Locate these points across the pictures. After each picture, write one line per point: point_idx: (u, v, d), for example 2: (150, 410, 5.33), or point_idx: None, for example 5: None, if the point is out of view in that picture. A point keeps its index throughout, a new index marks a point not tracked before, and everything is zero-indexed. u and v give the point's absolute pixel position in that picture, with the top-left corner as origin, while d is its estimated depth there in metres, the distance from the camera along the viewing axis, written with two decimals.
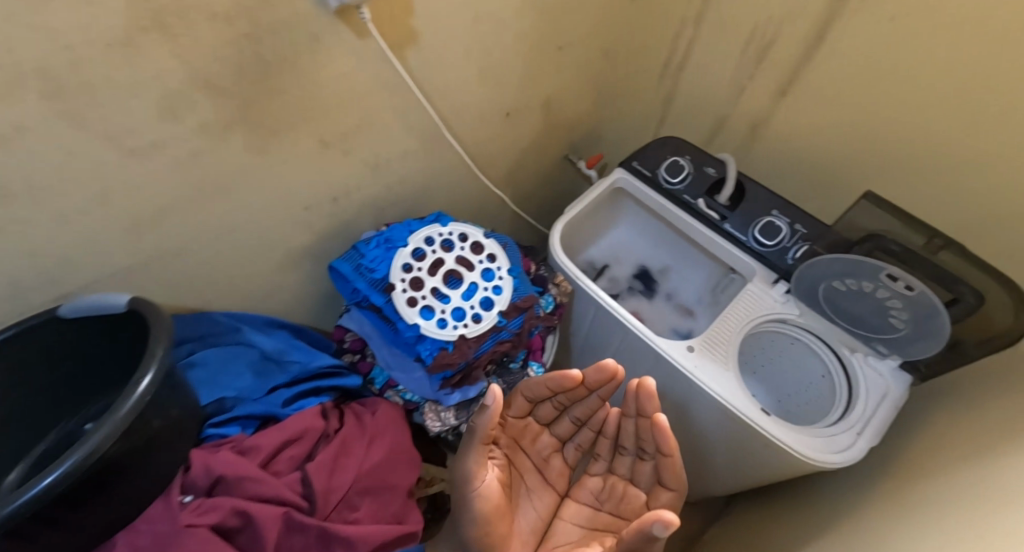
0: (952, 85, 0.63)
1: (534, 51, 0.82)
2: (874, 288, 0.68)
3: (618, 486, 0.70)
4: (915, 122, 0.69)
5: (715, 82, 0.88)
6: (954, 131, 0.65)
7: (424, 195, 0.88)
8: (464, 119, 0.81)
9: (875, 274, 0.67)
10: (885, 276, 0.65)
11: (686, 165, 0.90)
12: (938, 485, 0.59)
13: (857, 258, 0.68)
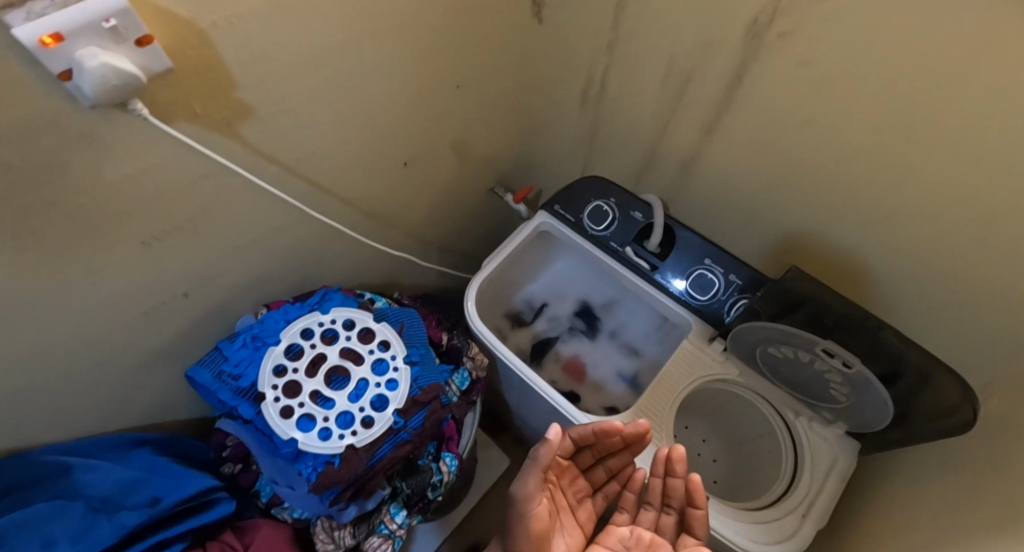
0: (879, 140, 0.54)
1: (415, 94, 0.69)
2: (812, 359, 0.60)
3: (648, 534, 0.60)
4: (847, 172, 0.60)
5: (638, 116, 0.78)
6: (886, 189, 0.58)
7: (315, 265, 0.76)
8: (346, 178, 0.69)
9: (812, 346, 0.59)
10: (821, 350, 0.57)
11: (612, 209, 0.82)
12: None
13: (791, 328, 0.60)
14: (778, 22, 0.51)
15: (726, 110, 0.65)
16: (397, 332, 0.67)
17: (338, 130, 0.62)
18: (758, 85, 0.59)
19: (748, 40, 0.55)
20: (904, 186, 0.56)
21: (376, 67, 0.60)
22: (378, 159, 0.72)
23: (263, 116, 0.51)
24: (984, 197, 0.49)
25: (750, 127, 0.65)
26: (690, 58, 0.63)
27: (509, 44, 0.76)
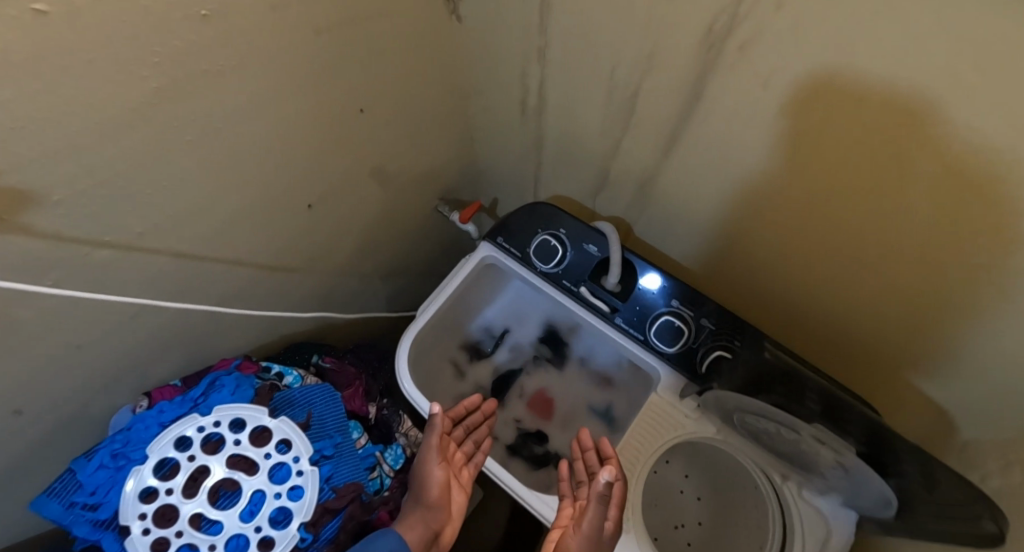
0: (875, 172, 0.43)
1: (305, 130, 0.56)
2: (802, 443, 0.50)
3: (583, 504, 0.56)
4: (833, 208, 0.48)
5: (585, 132, 0.65)
6: (883, 220, 0.47)
7: (210, 333, 0.65)
8: (231, 238, 0.57)
9: (802, 430, 0.48)
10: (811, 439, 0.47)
11: (562, 242, 0.69)
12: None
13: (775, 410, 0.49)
14: (738, 33, 0.39)
15: (684, 133, 0.53)
16: (300, 425, 0.58)
17: (202, 190, 0.50)
18: (720, 106, 0.46)
19: (703, 54, 0.42)
20: (906, 226, 0.45)
21: (237, 111, 0.47)
22: (272, 209, 0.60)
23: (72, 202, 0.39)
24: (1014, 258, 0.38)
25: (714, 153, 0.53)
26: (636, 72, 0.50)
27: (422, 54, 0.63)
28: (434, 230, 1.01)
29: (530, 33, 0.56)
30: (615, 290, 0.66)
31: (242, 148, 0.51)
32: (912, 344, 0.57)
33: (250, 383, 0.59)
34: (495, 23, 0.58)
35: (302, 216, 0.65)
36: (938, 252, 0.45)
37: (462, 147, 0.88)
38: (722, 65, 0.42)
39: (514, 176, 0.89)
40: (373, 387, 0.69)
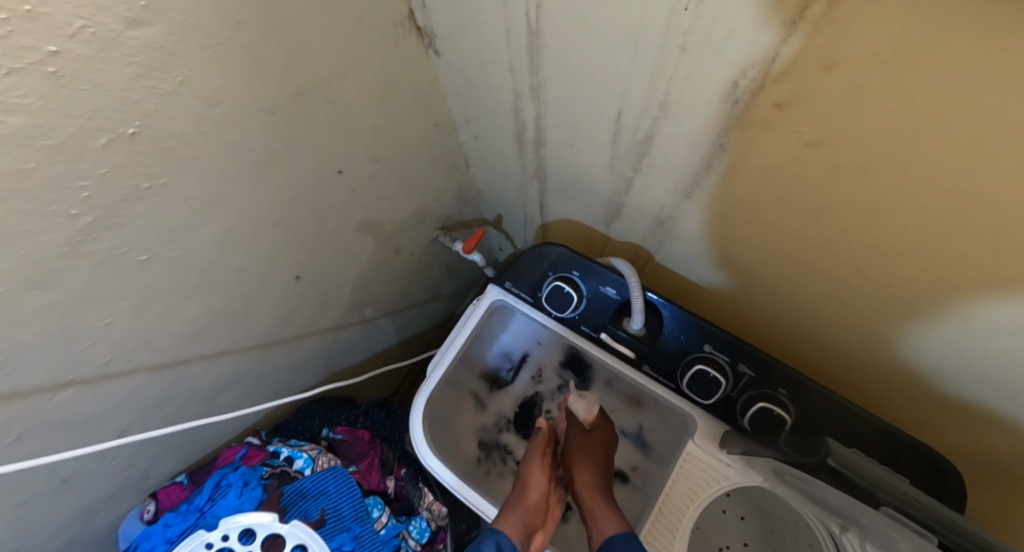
0: (939, 239, 0.35)
1: (278, 210, 0.50)
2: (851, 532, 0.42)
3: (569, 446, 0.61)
4: (881, 262, 0.41)
5: (587, 169, 0.58)
6: (947, 286, 0.38)
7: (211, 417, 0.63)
8: (211, 334, 0.52)
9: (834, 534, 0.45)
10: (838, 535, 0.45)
11: (575, 285, 0.63)
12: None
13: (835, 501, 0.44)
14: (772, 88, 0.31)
15: (706, 181, 0.45)
16: (314, 524, 0.54)
17: (167, 303, 0.44)
18: (750, 157, 0.39)
19: (728, 104, 0.35)
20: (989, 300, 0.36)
21: (190, 213, 0.41)
22: (256, 292, 0.55)
23: (7, 361, 0.34)
24: None
25: (739, 200, 0.45)
26: (645, 118, 0.42)
27: (399, 101, 0.56)
28: (436, 258, 0.96)
29: (517, 71, 0.48)
30: (638, 333, 0.60)
31: (208, 248, 0.45)
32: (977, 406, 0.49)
33: (256, 478, 0.56)
34: (476, 60, 0.51)
35: (289, 289, 0.60)
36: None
37: (456, 175, 0.81)
38: (750, 118, 0.35)
39: (515, 200, 0.83)
40: (390, 457, 0.65)
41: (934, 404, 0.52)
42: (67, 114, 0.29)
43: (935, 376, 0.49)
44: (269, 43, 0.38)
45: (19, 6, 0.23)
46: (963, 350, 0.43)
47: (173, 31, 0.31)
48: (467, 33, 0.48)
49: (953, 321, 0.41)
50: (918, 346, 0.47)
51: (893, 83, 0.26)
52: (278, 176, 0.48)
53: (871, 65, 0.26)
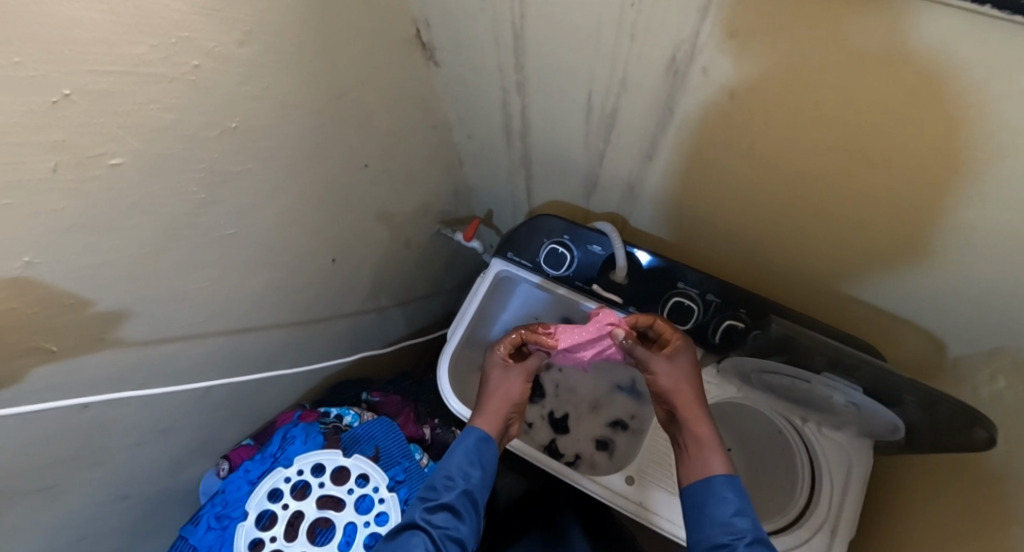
0: (836, 153, 0.47)
1: (321, 196, 0.61)
2: (816, 397, 0.60)
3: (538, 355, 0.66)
4: (802, 182, 0.54)
5: (564, 148, 0.70)
6: (853, 191, 0.51)
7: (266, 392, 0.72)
8: (267, 306, 0.62)
9: (789, 417, 0.68)
10: (798, 419, 0.67)
11: (566, 247, 0.75)
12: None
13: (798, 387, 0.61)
14: (697, 58, 0.44)
15: (663, 141, 0.58)
16: (373, 458, 0.63)
17: (242, 272, 0.54)
18: (688, 115, 0.52)
19: (667, 75, 0.47)
20: (882, 194, 0.49)
21: (260, 196, 0.52)
22: (302, 270, 0.65)
23: (141, 311, 0.44)
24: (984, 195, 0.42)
25: (689, 154, 0.58)
26: (608, 95, 0.55)
27: (406, 105, 0.68)
28: (437, 252, 1.07)
29: (505, 70, 0.61)
30: (622, 280, 0.72)
31: (270, 229, 0.56)
32: (897, 296, 0.62)
33: (317, 429, 0.64)
34: (470, 65, 0.63)
35: (325, 270, 0.70)
36: (914, 211, 0.49)
37: (451, 172, 0.93)
38: (686, 83, 0.47)
39: (504, 190, 0.95)
40: (422, 412, 0.76)
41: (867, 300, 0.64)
42: (198, 112, 0.39)
43: (862, 275, 0.62)
44: (319, 57, 0.49)
45: (180, 33, 0.34)
46: (874, 242, 0.56)
47: (263, 49, 0.42)
48: (463, 43, 0.60)
49: (863, 220, 0.54)
50: (843, 247, 0.60)
51: (774, 38, 0.38)
52: (320, 167, 0.58)
53: (758, 28, 0.38)
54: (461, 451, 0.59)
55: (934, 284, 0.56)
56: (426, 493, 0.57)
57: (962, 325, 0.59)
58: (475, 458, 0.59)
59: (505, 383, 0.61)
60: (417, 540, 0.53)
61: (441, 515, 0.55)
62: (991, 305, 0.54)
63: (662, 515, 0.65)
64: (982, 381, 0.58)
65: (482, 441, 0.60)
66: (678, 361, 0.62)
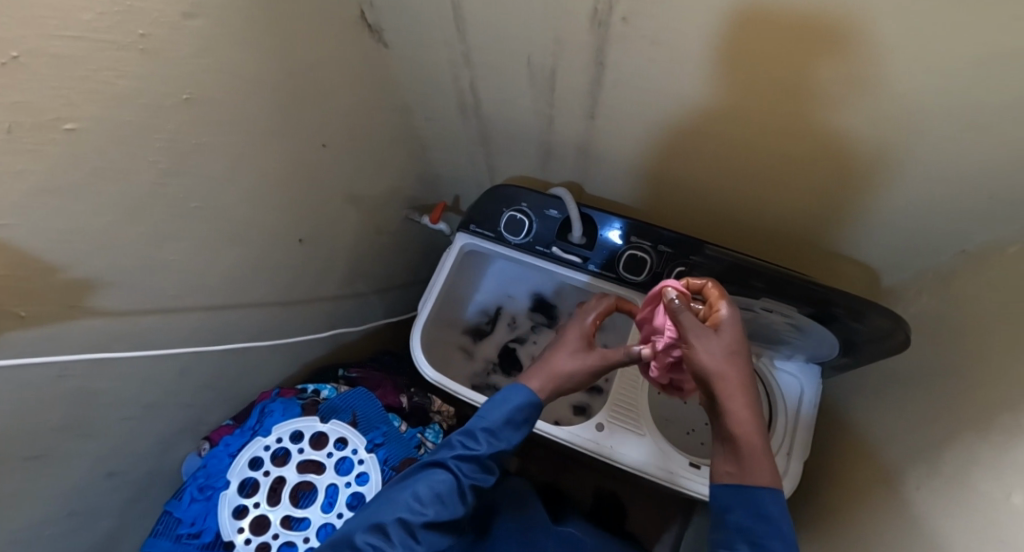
0: (757, 92, 0.52)
1: (285, 174, 0.63)
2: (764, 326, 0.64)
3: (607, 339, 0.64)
4: (731, 125, 0.58)
5: (517, 119, 0.74)
6: (778, 129, 0.55)
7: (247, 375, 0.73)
8: (239, 284, 0.64)
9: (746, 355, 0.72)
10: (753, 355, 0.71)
11: (524, 214, 0.78)
12: (899, 513, 0.54)
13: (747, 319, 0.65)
14: (617, 9, 0.48)
15: (602, 98, 0.62)
16: (351, 423, 0.66)
17: (212, 246, 0.56)
18: (620, 68, 0.56)
19: (594, 30, 0.52)
20: (803, 127, 0.54)
21: (222, 170, 0.54)
22: (271, 250, 0.67)
23: (112, 280, 0.46)
24: (891, 112, 0.47)
25: (629, 108, 0.62)
26: (547, 57, 0.59)
27: (362, 86, 0.71)
28: (410, 239, 1.09)
29: (451, 43, 0.64)
30: (580, 241, 0.76)
31: (234, 204, 0.57)
32: (835, 229, 0.67)
33: (295, 401, 0.66)
34: (418, 41, 0.66)
35: (295, 250, 0.72)
36: (832, 140, 0.54)
37: (416, 157, 0.95)
38: (612, 34, 0.51)
39: (469, 171, 0.98)
40: (401, 383, 0.78)
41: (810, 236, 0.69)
42: (151, 81, 0.41)
43: (800, 211, 0.67)
44: (266, 33, 0.51)
45: (125, 2, 0.36)
46: (803, 176, 0.61)
47: (208, 23, 0.44)
48: (408, 21, 0.63)
49: (792, 156, 0.59)
50: (780, 187, 0.64)
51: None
52: (280, 146, 0.61)
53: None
54: (507, 412, 0.59)
55: (861, 212, 0.61)
56: (465, 439, 0.59)
57: (896, 248, 0.64)
58: (516, 421, 0.60)
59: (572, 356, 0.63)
60: (444, 482, 0.57)
61: (470, 464, 0.59)
62: (913, 226, 0.59)
63: (631, 456, 0.69)
64: (914, 300, 0.64)
65: (529, 405, 0.60)
66: (727, 332, 0.50)
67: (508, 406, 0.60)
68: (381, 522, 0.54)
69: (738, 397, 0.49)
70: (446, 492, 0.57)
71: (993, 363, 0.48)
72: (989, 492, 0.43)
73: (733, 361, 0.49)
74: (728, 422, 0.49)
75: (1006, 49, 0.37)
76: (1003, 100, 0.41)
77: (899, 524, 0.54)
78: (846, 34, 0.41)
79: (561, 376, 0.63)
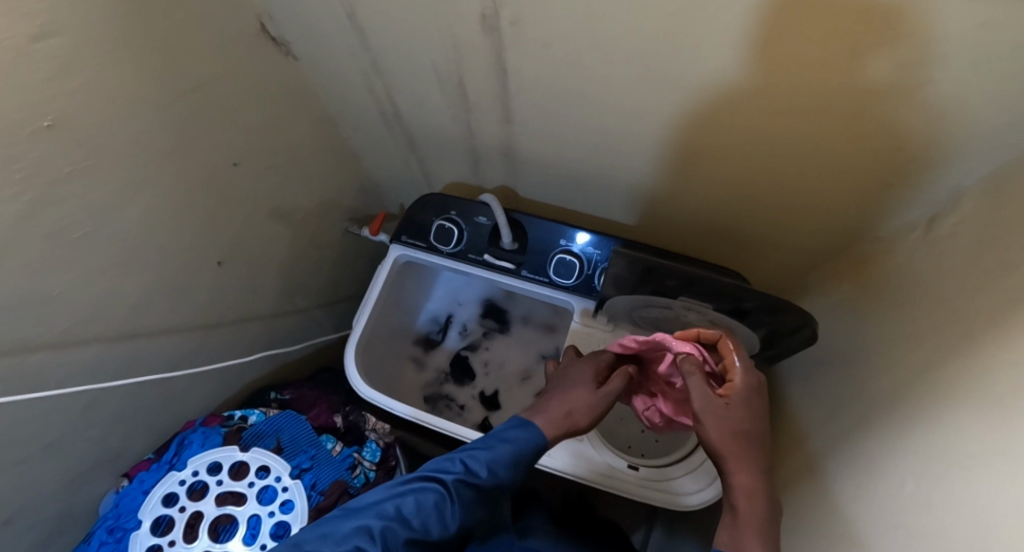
0: (657, 90, 0.51)
1: (191, 195, 0.61)
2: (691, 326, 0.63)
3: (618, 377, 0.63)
4: (642, 124, 0.57)
5: (439, 126, 0.72)
6: (683, 126, 0.55)
7: (172, 405, 0.70)
8: (150, 312, 0.61)
9: None
10: None
11: (454, 223, 0.77)
12: (816, 503, 0.55)
13: (675, 320, 0.65)
14: (504, 13, 0.47)
15: (512, 103, 0.61)
16: (274, 450, 0.65)
17: (109, 275, 0.54)
18: (523, 72, 0.55)
19: (488, 33, 0.51)
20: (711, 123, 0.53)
21: (110, 194, 0.51)
22: (183, 275, 0.64)
23: None
24: (785, 105, 0.47)
25: (543, 112, 0.61)
26: (452, 64, 0.57)
27: (274, 100, 0.68)
28: (354, 252, 1.06)
29: (357, 53, 0.62)
30: (511, 247, 0.75)
31: (131, 228, 0.55)
32: (758, 223, 0.67)
33: (215, 430, 0.64)
34: (327, 51, 0.64)
35: (214, 273, 0.69)
36: (739, 135, 0.53)
37: (353, 170, 0.93)
38: (506, 39, 0.51)
39: (408, 181, 0.95)
40: (337, 401, 0.76)
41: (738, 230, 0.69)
42: (4, 108, 0.39)
43: (724, 206, 0.66)
44: (146, 53, 0.49)
45: None
46: (718, 173, 0.61)
47: (70, 45, 0.42)
48: (310, 32, 0.61)
49: (706, 153, 0.58)
50: (701, 184, 0.64)
51: None
52: (181, 168, 0.58)
53: None
54: (517, 448, 0.56)
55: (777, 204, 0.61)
56: (471, 463, 0.55)
57: (818, 238, 0.64)
58: (524, 458, 0.56)
59: (577, 390, 0.61)
60: (438, 505, 0.54)
61: (471, 491, 0.55)
62: (829, 214, 0.60)
63: (569, 462, 0.67)
64: (837, 289, 0.64)
65: (538, 447, 0.57)
66: (737, 405, 0.48)
67: (521, 440, 0.57)
68: (362, 526, 0.52)
69: (753, 457, 0.46)
70: (437, 515, 0.54)
71: (898, 347, 0.49)
72: (888, 480, 0.44)
73: (742, 440, 0.47)
74: (730, 493, 0.46)
75: (874, 39, 0.37)
76: (880, 88, 0.41)
77: (821, 512, 0.54)
78: (727, 26, 0.41)
79: (571, 414, 0.60)
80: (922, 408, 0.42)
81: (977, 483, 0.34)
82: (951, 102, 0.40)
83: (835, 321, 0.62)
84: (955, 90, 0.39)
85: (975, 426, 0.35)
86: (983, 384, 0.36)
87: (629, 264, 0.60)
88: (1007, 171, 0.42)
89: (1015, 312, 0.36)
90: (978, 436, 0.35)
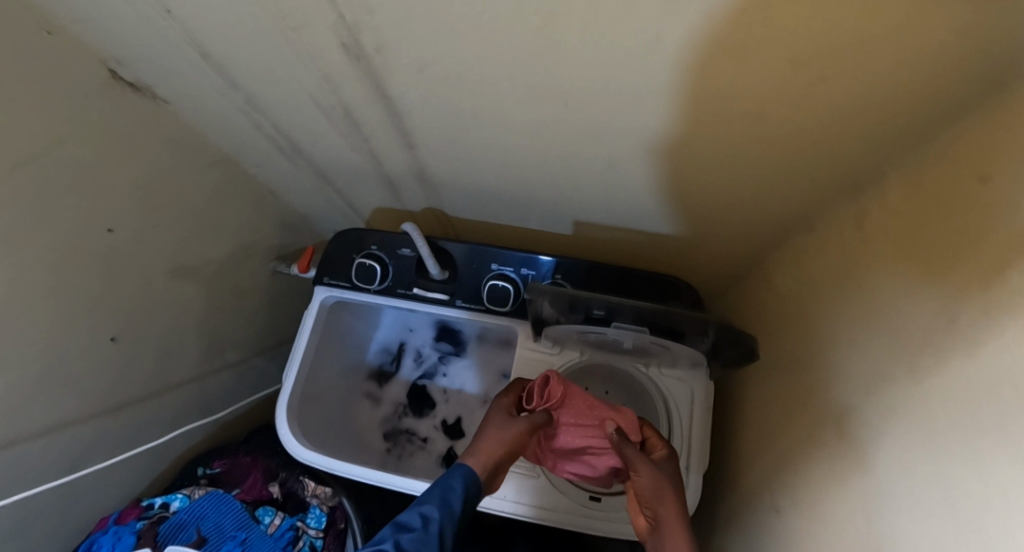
0: (552, 105, 0.46)
1: (59, 274, 0.54)
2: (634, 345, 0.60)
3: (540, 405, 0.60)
4: (549, 139, 0.52)
5: (343, 157, 0.66)
6: (590, 137, 0.50)
7: (86, 496, 0.64)
8: (32, 412, 0.55)
9: (636, 364, 0.68)
10: (641, 364, 0.67)
11: (376, 258, 0.71)
12: (770, 520, 0.52)
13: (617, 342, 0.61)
14: (366, 39, 0.41)
15: (409, 128, 0.55)
16: (195, 542, 0.66)
17: None
18: (406, 97, 0.49)
19: (360, 64, 0.45)
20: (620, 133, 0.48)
21: None
22: (66, 362, 0.57)
23: None
24: (690, 107, 0.42)
25: (444, 135, 0.55)
26: (331, 97, 0.52)
27: (151, 153, 0.61)
28: (288, 289, 0.99)
29: (228, 91, 0.56)
30: (442, 278, 0.70)
31: None
32: (695, 223, 0.63)
33: (130, 530, 0.64)
34: (197, 93, 0.57)
35: (108, 352, 0.63)
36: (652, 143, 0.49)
37: (269, 207, 0.85)
38: (377, 66, 0.45)
39: (331, 211, 0.88)
40: (272, 468, 0.80)
41: (675, 230, 0.65)
42: None
43: (655, 210, 0.62)
44: None
45: None
46: (642, 180, 0.56)
47: None
48: (170, 75, 0.54)
49: (623, 162, 0.54)
50: (629, 192, 0.59)
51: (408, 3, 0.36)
52: (38, 250, 0.51)
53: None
54: (445, 487, 0.51)
55: (709, 202, 0.57)
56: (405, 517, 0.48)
57: (755, 231, 0.60)
58: (457, 498, 0.51)
59: (497, 427, 0.58)
60: None
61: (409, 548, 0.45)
62: (762, 210, 0.56)
63: (527, 505, 0.63)
64: (781, 285, 0.61)
65: (468, 483, 0.52)
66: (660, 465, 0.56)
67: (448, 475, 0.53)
68: None
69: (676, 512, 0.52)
70: None
71: (844, 353, 0.46)
72: (840, 506, 0.41)
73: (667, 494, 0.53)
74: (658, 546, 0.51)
75: (759, 39, 0.33)
76: (783, 87, 0.38)
77: (771, 522, 0.52)
78: (605, 37, 0.36)
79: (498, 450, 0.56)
80: (869, 427, 0.39)
81: (928, 523, 0.31)
82: (855, 93, 0.37)
83: (783, 321, 0.59)
84: (859, 83, 0.35)
85: (922, 454, 0.33)
86: (927, 407, 0.33)
87: (557, 297, 0.54)
88: (932, 159, 0.39)
89: (948, 323, 0.33)
90: (924, 466, 0.32)
